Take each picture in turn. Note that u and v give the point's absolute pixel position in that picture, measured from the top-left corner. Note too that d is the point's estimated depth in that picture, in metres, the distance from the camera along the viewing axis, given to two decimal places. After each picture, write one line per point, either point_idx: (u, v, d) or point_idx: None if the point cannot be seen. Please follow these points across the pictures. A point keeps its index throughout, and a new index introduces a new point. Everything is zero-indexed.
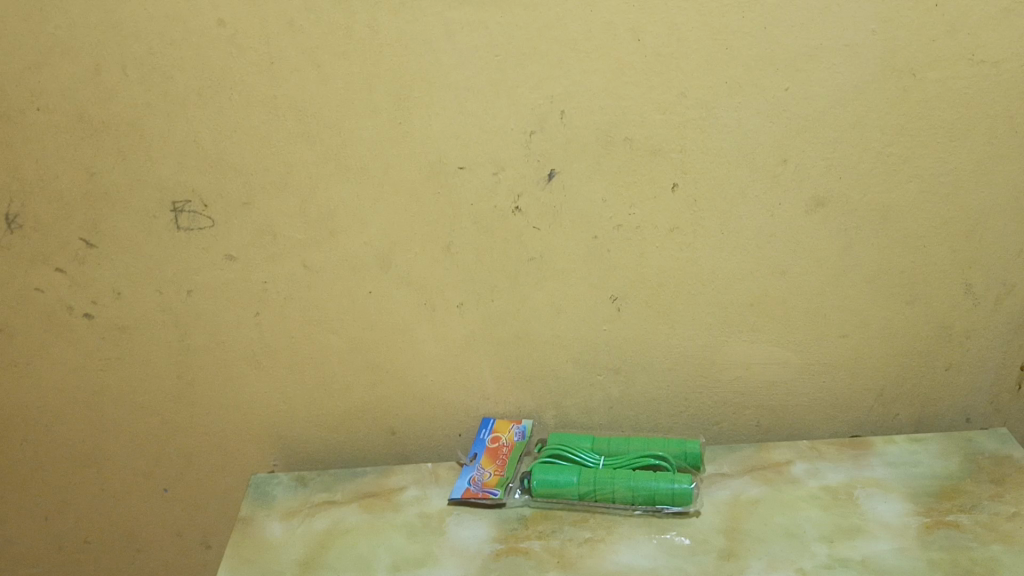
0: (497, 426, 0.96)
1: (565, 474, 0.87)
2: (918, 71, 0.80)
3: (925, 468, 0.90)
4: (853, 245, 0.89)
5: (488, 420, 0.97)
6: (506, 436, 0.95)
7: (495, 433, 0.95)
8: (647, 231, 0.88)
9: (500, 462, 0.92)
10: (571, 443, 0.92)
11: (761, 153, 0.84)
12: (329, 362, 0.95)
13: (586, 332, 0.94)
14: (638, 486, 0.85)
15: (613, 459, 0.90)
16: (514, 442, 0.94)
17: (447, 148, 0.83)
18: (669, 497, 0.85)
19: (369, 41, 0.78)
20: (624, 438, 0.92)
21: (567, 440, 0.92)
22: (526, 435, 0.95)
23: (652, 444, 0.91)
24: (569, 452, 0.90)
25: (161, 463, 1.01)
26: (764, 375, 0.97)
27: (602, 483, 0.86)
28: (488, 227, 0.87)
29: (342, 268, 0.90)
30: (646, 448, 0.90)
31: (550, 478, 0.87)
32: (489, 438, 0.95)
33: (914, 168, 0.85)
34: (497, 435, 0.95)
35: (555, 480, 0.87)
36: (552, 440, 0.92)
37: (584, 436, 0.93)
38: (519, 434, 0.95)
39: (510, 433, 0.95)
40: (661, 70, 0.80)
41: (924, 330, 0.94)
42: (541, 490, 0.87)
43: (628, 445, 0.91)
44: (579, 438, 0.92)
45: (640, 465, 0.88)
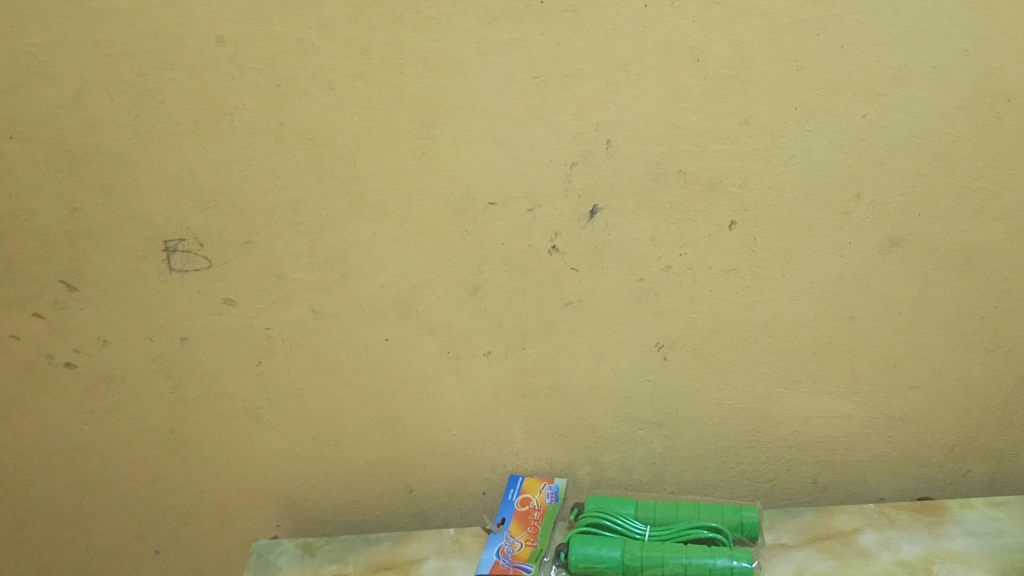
0: (525, 486, 0.86)
1: (609, 546, 0.77)
2: (1015, 95, 0.71)
3: (1010, 539, 0.80)
4: (929, 288, 0.80)
5: (517, 478, 0.87)
6: (537, 498, 0.85)
7: (524, 494, 0.85)
8: (700, 273, 0.78)
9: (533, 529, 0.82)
10: (613, 508, 0.82)
11: (832, 187, 0.74)
12: (341, 416, 0.86)
13: (629, 383, 0.84)
14: (692, 563, 0.75)
15: (662, 529, 0.79)
16: (547, 506, 0.84)
17: (477, 182, 0.74)
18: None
19: (391, 61, 0.69)
20: (672, 504, 0.82)
21: (607, 505, 0.82)
22: (559, 496, 0.85)
23: (704, 511, 0.81)
24: (613, 520, 0.80)
25: (153, 524, 0.91)
26: (823, 429, 0.87)
27: (652, 558, 0.76)
28: (521, 269, 0.77)
29: (357, 313, 0.80)
30: (697, 517, 0.80)
31: (591, 550, 0.77)
32: (518, 500, 0.85)
33: (1002, 205, 0.76)
34: (526, 497, 0.85)
35: (598, 554, 0.77)
36: (590, 505, 0.82)
37: (626, 500, 0.83)
38: (551, 496, 0.85)
39: (541, 496, 0.85)
40: (724, 94, 0.70)
41: (1004, 380, 0.85)
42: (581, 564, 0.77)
43: (677, 512, 0.81)
44: (622, 503, 0.82)
45: (692, 537, 0.78)
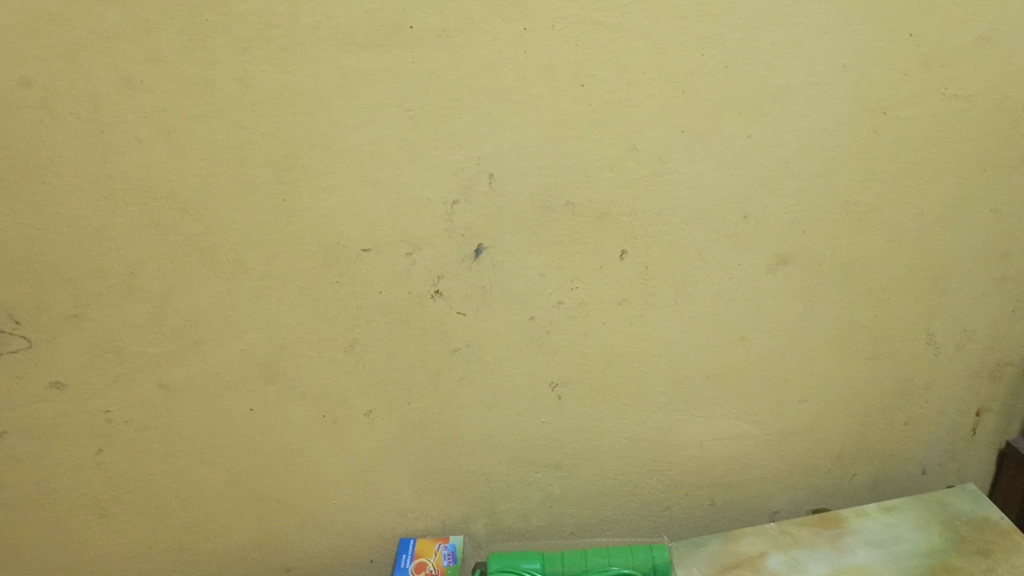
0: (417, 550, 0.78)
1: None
2: (890, 109, 0.70)
3: (907, 545, 0.80)
4: (815, 303, 0.79)
5: (408, 541, 0.80)
6: (433, 561, 0.77)
7: (419, 558, 0.78)
8: (592, 307, 0.74)
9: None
10: (521, 565, 0.77)
11: (722, 209, 0.72)
12: (202, 499, 0.75)
13: (522, 427, 0.79)
14: None
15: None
16: (446, 570, 0.77)
17: (348, 229, 0.65)
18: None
19: (239, 98, 0.59)
20: (578, 554, 0.79)
21: (513, 563, 0.77)
22: (457, 556, 0.78)
23: (613, 557, 0.78)
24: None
25: None
26: (720, 453, 0.85)
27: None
28: (402, 318, 0.70)
29: (216, 384, 0.70)
30: (607, 563, 0.77)
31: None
32: (412, 566, 0.77)
33: (880, 216, 0.76)
34: (421, 563, 0.77)
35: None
36: (493, 565, 0.77)
37: (531, 555, 0.78)
38: (449, 557, 0.78)
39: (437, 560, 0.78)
40: (610, 120, 0.66)
41: (884, 386, 0.86)
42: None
43: (586, 562, 0.78)
44: (528, 559, 0.78)
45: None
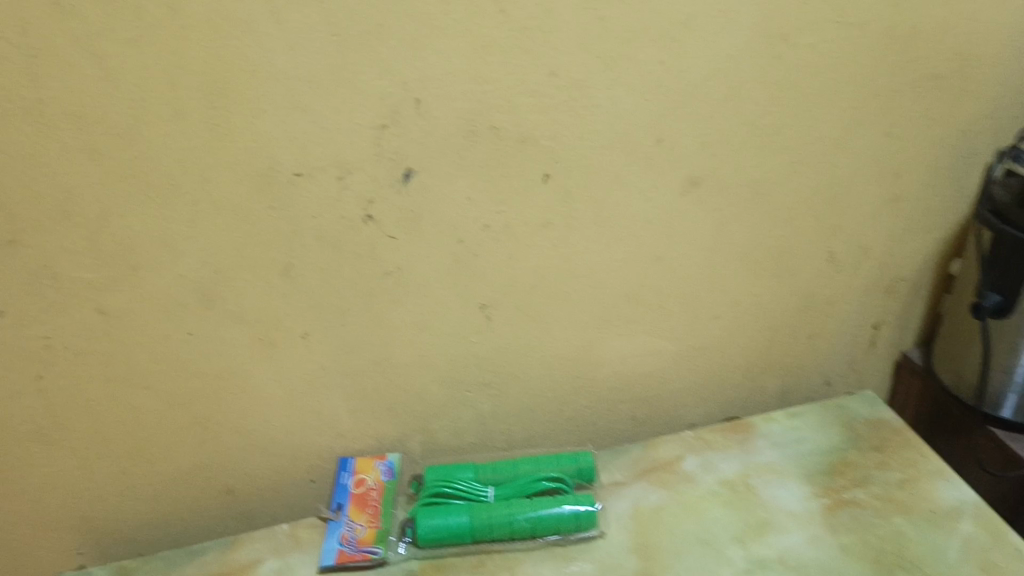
0: (357, 467, 0.83)
1: (455, 514, 0.76)
2: (791, 37, 0.75)
3: (810, 444, 0.88)
4: (725, 224, 0.85)
5: (345, 460, 0.84)
6: (373, 477, 0.82)
7: (358, 474, 0.82)
8: (517, 229, 0.78)
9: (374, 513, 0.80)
10: (456, 474, 0.81)
11: (637, 133, 0.76)
12: (144, 424, 0.77)
13: (454, 347, 0.83)
14: (540, 516, 0.77)
15: (505, 487, 0.80)
16: (384, 486, 0.82)
17: (280, 153, 0.68)
18: (574, 526, 0.77)
19: (168, 23, 0.60)
20: (510, 462, 0.83)
21: (449, 471, 0.81)
22: (394, 471, 0.83)
23: (542, 465, 0.83)
24: (457, 485, 0.79)
25: None
26: (641, 368, 0.91)
27: (499, 520, 0.76)
28: (335, 242, 0.73)
29: (154, 308, 0.72)
30: (537, 471, 0.82)
31: (439, 521, 0.76)
32: (352, 482, 0.82)
33: (783, 140, 0.81)
34: (361, 479, 0.82)
35: (446, 524, 0.76)
36: (430, 475, 0.81)
37: (467, 464, 0.82)
38: (387, 473, 0.83)
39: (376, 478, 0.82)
40: (530, 46, 0.69)
41: (790, 301, 0.93)
42: (430, 537, 0.76)
43: (518, 468, 0.82)
44: (463, 468, 0.82)
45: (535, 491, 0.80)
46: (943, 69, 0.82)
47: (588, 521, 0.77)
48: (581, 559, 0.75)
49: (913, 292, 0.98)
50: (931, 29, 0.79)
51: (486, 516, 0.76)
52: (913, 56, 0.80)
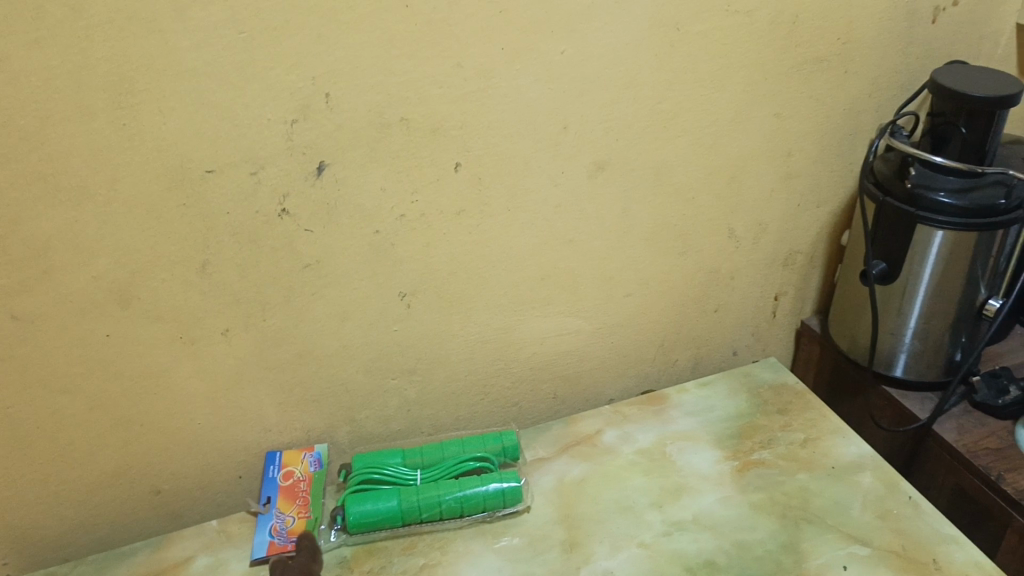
0: (285, 460, 0.84)
1: (385, 498, 0.78)
2: (683, 24, 0.79)
3: (720, 411, 0.93)
4: (631, 206, 0.89)
5: (273, 454, 0.85)
6: (300, 468, 0.83)
7: (286, 467, 0.84)
8: (432, 218, 0.80)
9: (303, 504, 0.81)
10: (384, 461, 0.83)
11: (543, 121, 0.79)
12: (64, 429, 0.76)
13: (376, 336, 0.84)
14: (467, 495, 0.79)
15: (432, 470, 0.83)
16: (312, 477, 0.83)
17: (191, 150, 0.68)
18: (500, 502, 0.79)
19: (70, 24, 0.60)
20: (437, 446, 0.85)
21: (376, 459, 0.83)
22: (323, 462, 0.84)
23: (468, 446, 0.85)
24: (385, 470, 0.81)
25: None
26: (558, 347, 0.95)
27: (428, 501, 0.78)
28: (252, 237, 0.74)
29: (68, 311, 0.71)
30: (462, 452, 0.84)
31: (369, 506, 0.78)
32: (280, 475, 0.83)
33: (682, 123, 0.86)
34: (289, 472, 0.83)
35: (376, 508, 0.77)
36: (358, 463, 0.83)
37: (394, 451, 0.84)
38: (315, 464, 0.84)
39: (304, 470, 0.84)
40: (435, 39, 0.71)
41: (696, 277, 0.98)
42: (360, 521, 0.77)
43: (444, 452, 0.84)
44: (391, 455, 0.84)
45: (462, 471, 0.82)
46: (825, 53, 0.88)
47: (513, 497, 0.79)
48: (509, 533, 0.78)
49: (809, 264, 1.04)
50: (813, 15, 0.84)
51: (415, 497, 0.78)
52: (797, 40, 0.85)
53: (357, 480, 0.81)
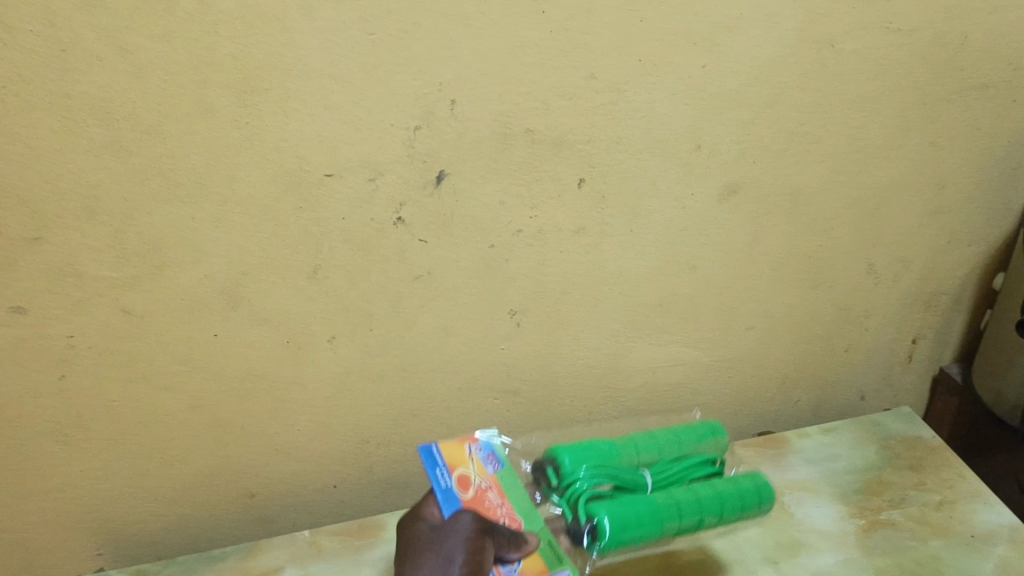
0: (449, 459, 0.64)
1: (629, 500, 0.63)
2: (837, 42, 0.73)
3: (845, 462, 0.85)
4: (762, 233, 0.82)
5: (432, 456, 0.63)
6: (473, 464, 0.64)
7: (451, 462, 0.63)
8: (550, 234, 0.76)
9: (516, 520, 0.62)
10: (597, 459, 0.67)
11: (674, 139, 0.74)
12: (165, 425, 0.76)
13: (482, 354, 0.81)
14: (724, 496, 0.67)
15: (656, 474, 0.68)
16: (502, 484, 0.65)
17: (309, 153, 0.66)
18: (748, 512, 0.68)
19: (199, 18, 0.58)
20: (649, 438, 0.72)
21: (582, 450, 0.68)
22: (492, 449, 0.67)
23: (684, 445, 0.72)
24: (619, 474, 0.66)
25: None
26: (670, 378, 0.90)
27: (686, 500, 0.65)
28: (364, 245, 0.71)
29: (177, 309, 0.70)
30: (682, 453, 0.71)
31: (620, 507, 0.63)
32: (450, 472, 0.63)
33: (826, 148, 0.79)
34: (461, 471, 0.63)
35: (630, 513, 0.62)
36: (558, 453, 0.68)
37: (593, 443, 0.69)
38: (484, 450, 0.66)
39: (473, 459, 0.65)
40: (568, 48, 0.67)
41: (825, 313, 0.91)
42: (618, 523, 0.61)
43: (662, 452, 0.70)
44: (600, 452, 0.68)
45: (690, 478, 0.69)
46: (993, 79, 0.80)
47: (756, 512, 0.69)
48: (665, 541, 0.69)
49: (953, 307, 0.95)
50: (983, 36, 0.76)
51: (665, 509, 0.64)
52: (961, 64, 0.78)
53: (576, 485, 0.65)
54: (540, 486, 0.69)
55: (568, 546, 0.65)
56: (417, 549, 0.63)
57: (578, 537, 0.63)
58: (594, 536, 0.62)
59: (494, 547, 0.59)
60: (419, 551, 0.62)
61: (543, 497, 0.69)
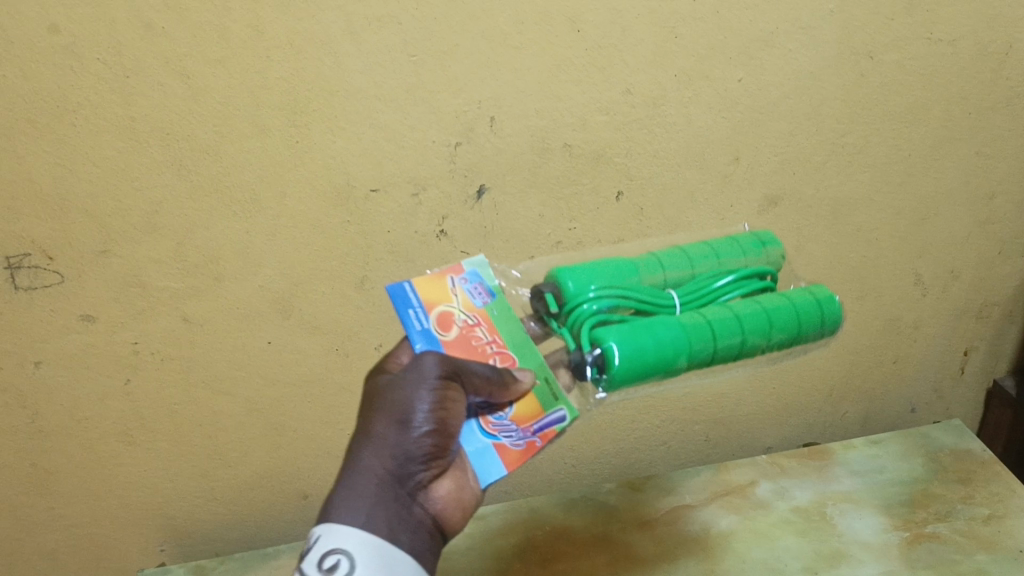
0: (425, 297, 0.54)
1: (644, 328, 0.53)
2: (876, 53, 0.73)
3: (891, 474, 0.85)
4: (804, 245, 0.83)
5: (403, 293, 0.54)
6: (459, 300, 0.55)
7: (427, 300, 0.54)
8: (589, 246, 0.78)
9: (509, 358, 0.53)
10: (604, 278, 0.57)
11: (712, 152, 0.75)
12: (223, 428, 0.80)
13: None
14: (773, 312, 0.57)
15: (685, 294, 0.58)
16: (490, 316, 0.55)
17: (355, 169, 0.69)
18: (790, 337, 0.58)
19: (252, 44, 0.62)
20: (678, 250, 0.62)
21: (588, 271, 0.58)
22: (479, 280, 0.57)
23: (722, 255, 0.61)
24: (634, 295, 0.56)
25: (23, 558, 0.85)
26: (713, 388, 0.91)
27: (721, 319, 0.55)
28: (409, 257, 0.74)
29: (233, 318, 0.74)
30: (720, 265, 0.61)
31: (635, 331, 0.53)
32: (430, 314, 0.53)
33: (868, 158, 0.79)
34: (441, 309, 0.54)
35: (644, 345, 0.52)
36: (561, 276, 0.57)
37: (602, 264, 0.59)
38: (470, 284, 0.56)
39: (454, 289, 0.55)
40: (604, 65, 0.69)
41: (872, 324, 0.90)
42: (628, 355, 0.52)
43: (694, 267, 0.60)
44: (608, 271, 0.58)
45: (721, 292, 0.59)
46: None
47: (805, 339, 0.59)
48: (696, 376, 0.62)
49: (1007, 319, 0.94)
50: None
51: (686, 346, 0.54)
52: (1008, 73, 0.77)
53: (581, 306, 0.55)
54: (538, 316, 0.59)
55: (570, 373, 0.55)
56: (372, 397, 0.51)
57: (580, 369, 0.54)
58: (600, 366, 0.52)
59: (463, 391, 0.49)
60: (371, 392, 0.51)
61: (539, 325, 0.59)
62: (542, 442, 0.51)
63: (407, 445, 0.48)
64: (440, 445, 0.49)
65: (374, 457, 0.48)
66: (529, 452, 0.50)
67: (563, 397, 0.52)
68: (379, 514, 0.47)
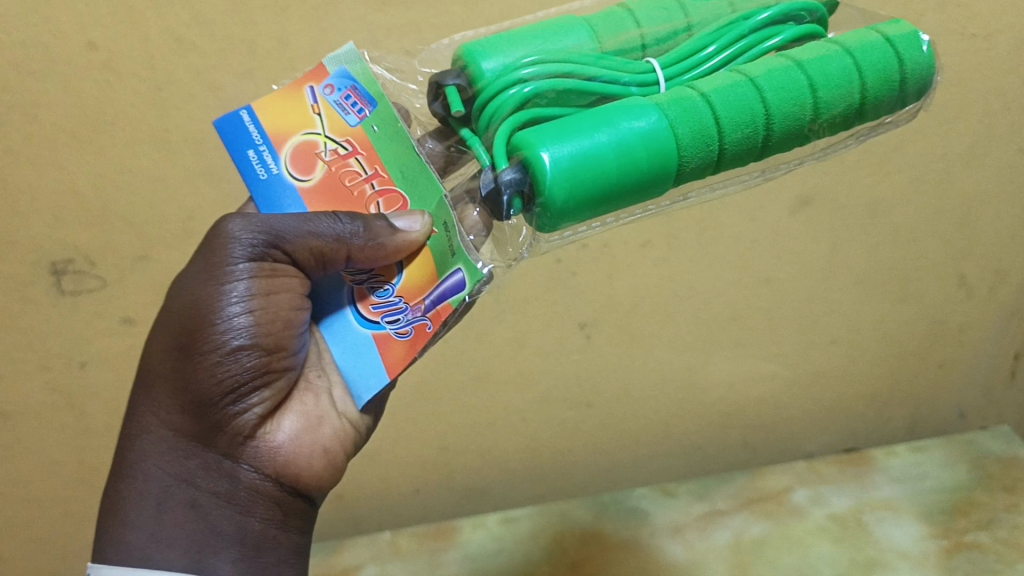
0: (272, 128, 0.42)
1: (595, 125, 0.40)
2: None
3: (933, 481, 0.82)
4: (841, 245, 0.81)
5: (240, 122, 0.43)
6: (321, 126, 0.43)
7: (273, 133, 0.42)
8: None
9: (395, 199, 0.43)
10: (549, 49, 0.45)
11: None
12: None
13: (555, 367, 0.83)
14: (806, 79, 0.43)
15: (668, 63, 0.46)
16: (369, 138, 0.43)
17: None
18: (850, 104, 0.44)
19: (277, 55, 0.64)
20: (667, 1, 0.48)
21: (514, 46, 0.45)
22: (348, 89, 0.43)
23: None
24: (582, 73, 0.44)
25: (76, 551, 0.89)
26: (750, 393, 0.90)
27: (721, 99, 0.42)
28: None
29: None
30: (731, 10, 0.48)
31: (579, 126, 0.40)
32: (281, 150, 0.42)
33: (903, 158, 0.77)
34: (296, 142, 0.42)
35: (597, 149, 0.40)
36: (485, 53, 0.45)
37: (546, 32, 0.46)
38: (337, 97, 0.43)
39: (318, 108, 0.43)
40: None
41: (915, 326, 0.89)
42: (570, 165, 0.39)
43: (688, 17, 0.48)
44: (555, 42, 0.45)
45: (720, 59, 0.46)
46: None
47: (870, 114, 0.45)
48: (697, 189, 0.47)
49: None
50: None
51: (671, 144, 0.41)
52: None
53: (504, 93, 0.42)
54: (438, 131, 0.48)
55: (484, 205, 0.43)
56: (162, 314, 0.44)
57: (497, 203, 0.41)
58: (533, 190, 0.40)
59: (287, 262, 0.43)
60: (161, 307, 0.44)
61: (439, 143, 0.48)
62: (434, 326, 0.41)
63: (201, 382, 0.42)
64: (255, 367, 0.43)
65: (165, 415, 0.43)
66: (417, 345, 0.41)
67: (463, 252, 0.42)
68: (174, 513, 0.42)
